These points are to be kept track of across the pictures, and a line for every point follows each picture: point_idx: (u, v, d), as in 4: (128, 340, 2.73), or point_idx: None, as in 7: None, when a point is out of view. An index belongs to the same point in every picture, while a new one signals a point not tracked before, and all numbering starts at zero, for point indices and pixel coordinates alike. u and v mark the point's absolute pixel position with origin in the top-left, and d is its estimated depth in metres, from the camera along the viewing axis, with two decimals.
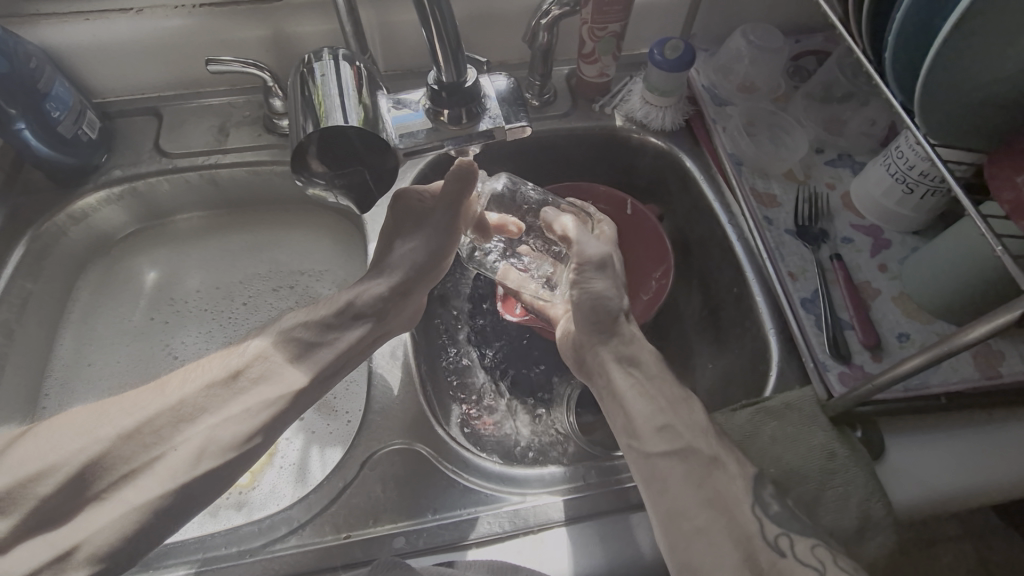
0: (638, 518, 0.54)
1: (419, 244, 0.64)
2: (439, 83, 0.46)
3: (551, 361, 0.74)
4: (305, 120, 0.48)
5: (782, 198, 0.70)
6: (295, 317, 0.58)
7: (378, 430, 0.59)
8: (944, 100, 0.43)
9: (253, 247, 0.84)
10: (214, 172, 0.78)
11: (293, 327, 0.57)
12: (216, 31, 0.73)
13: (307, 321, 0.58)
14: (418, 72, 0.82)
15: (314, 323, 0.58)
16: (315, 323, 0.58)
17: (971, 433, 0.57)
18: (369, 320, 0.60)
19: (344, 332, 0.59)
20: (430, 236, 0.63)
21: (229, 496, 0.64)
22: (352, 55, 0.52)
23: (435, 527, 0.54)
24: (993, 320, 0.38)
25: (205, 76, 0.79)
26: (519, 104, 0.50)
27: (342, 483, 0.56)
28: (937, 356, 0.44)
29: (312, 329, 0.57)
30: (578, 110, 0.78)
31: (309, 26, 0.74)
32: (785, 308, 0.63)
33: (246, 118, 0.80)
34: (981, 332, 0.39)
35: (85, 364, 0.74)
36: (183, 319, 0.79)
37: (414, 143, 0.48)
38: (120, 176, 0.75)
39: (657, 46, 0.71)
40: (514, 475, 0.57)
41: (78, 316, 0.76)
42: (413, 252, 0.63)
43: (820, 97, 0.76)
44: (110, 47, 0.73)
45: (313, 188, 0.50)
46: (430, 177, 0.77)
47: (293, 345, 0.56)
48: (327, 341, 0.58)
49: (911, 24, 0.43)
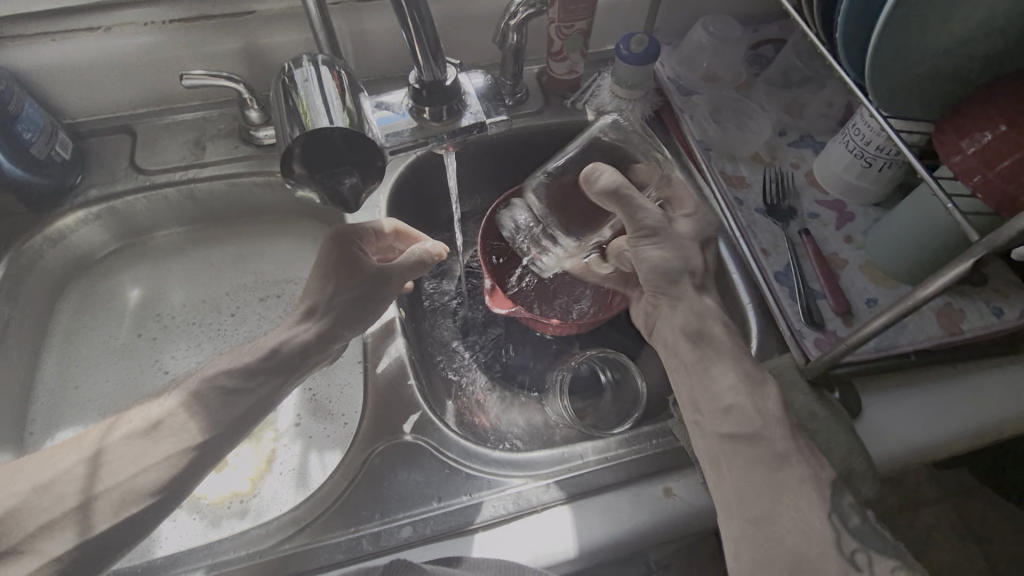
0: (639, 491, 0.56)
1: (353, 295, 0.58)
2: (419, 83, 0.49)
3: (563, 309, 0.76)
4: (290, 127, 0.48)
5: (750, 179, 0.74)
6: (217, 365, 0.55)
7: (377, 428, 0.60)
8: (894, 77, 0.45)
9: (236, 259, 0.84)
10: (193, 186, 0.78)
11: (214, 375, 0.53)
12: (188, 45, 0.74)
13: (230, 369, 0.54)
14: (392, 78, 0.84)
15: (236, 371, 0.54)
16: (237, 370, 0.54)
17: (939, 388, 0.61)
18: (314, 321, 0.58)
19: (271, 378, 0.55)
20: (365, 293, 0.59)
21: (231, 505, 0.64)
22: (331, 60, 0.53)
23: (442, 514, 0.55)
24: (949, 273, 0.41)
25: (177, 92, 0.79)
26: (498, 99, 0.53)
27: (345, 481, 0.56)
28: (900, 313, 0.46)
29: (235, 377, 0.54)
30: (550, 107, 0.81)
31: (281, 36, 0.75)
32: (760, 282, 0.66)
33: (222, 132, 0.80)
34: (952, 276, 0.40)
35: (76, 387, 0.73)
36: (170, 337, 0.78)
37: (400, 142, 0.50)
38: (98, 195, 0.75)
39: (623, 42, 0.74)
40: (512, 459, 0.58)
41: (62, 339, 0.75)
42: (345, 303, 0.58)
43: (779, 83, 0.80)
44: (80, 67, 0.73)
45: (302, 192, 0.49)
46: (411, 180, 0.77)
47: (214, 396, 0.53)
48: (251, 388, 0.54)
49: (859, 4, 0.46)
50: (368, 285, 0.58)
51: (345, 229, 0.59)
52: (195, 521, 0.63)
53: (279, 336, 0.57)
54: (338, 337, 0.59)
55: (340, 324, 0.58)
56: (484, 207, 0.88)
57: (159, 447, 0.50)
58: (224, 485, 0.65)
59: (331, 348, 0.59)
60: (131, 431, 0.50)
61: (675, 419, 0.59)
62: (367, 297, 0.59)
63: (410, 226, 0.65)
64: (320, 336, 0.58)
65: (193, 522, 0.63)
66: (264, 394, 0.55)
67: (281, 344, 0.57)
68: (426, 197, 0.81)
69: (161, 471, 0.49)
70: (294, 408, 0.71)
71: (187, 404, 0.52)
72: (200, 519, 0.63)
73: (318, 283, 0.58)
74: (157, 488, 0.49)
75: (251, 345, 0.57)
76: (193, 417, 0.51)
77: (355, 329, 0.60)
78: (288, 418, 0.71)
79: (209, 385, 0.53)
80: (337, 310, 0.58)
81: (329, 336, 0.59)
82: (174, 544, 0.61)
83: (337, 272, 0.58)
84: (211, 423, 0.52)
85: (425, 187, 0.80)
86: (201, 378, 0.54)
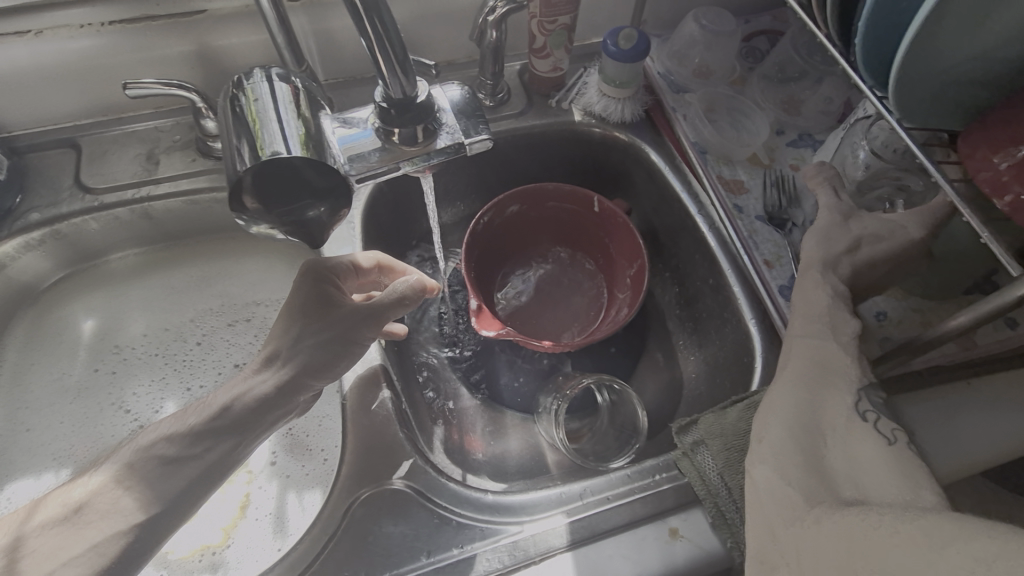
0: (644, 533, 0.52)
1: (324, 338, 0.53)
2: (387, 101, 0.43)
3: (563, 323, 0.74)
4: (240, 142, 0.42)
5: (749, 184, 0.70)
6: (158, 430, 0.48)
7: (356, 474, 0.55)
8: (920, 85, 0.41)
9: (200, 281, 0.78)
10: (148, 206, 0.71)
11: (150, 443, 0.47)
12: (132, 49, 0.66)
13: (172, 433, 0.48)
14: (363, 79, 0.77)
15: (177, 437, 0.48)
16: (180, 436, 0.48)
17: (996, 387, 0.50)
18: (287, 368, 0.52)
19: (220, 441, 0.49)
20: (338, 334, 0.53)
21: (201, 558, 0.59)
22: (287, 72, 0.47)
23: (431, 571, 0.50)
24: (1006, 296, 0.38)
25: (125, 101, 0.72)
26: (478, 115, 0.47)
27: (324, 536, 0.52)
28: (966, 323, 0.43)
29: (176, 444, 0.48)
30: (534, 107, 0.75)
31: (237, 38, 0.68)
32: (764, 297, 0.62)
33: (177, 143, 0.73)
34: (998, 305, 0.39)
35: (25, 431, 0.66)
36: (129, 371, 0.72)
37: (366, 166, 0.44)
38: (39, 219, 0.68)
39: (610, 36, 0.68)
40: (506, 503, 0.54)
41: (8, 379, 0.69)
42: (322, 347, 0.53)
43: (776, 77, 0.75)
44: (10, 77, 0.65)
45: (257, 227, 0.44)
46: (386, 193, 0.72)
47: (150, 467, 0.46)
48: (194, 456, 0.48)
49: (882, 5, 0.41)
50: (347, 326, 0.53)
51: (321, 265, 0.56)
52: None
53: (231, 391, 0.51)
54: (302, 387, 0.52)
55: (300, 375, 0.52)
56: (467, 214, 0.82)
57: (83, 534, 0.43)
58: (194, 538, 0.60)
59: (295, 400, 0.53)
60: (46, 520, 0.43)
61: (681, 451, 0.55)
62: (344, 340, 0.53)
63: (394, 259, 0.62)
64: (300, 380, 0.52)
65: None
66: (215, 457, 0.49)
67: (234, 400, 0.50)
68: (403, 210, 0.75)
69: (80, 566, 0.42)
70: (269, 446, 0.66)
71: (121, 476, 0.46)
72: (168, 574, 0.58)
73: (288, 325, 0.53)
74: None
75: (199, 402, 0.51)
76: (126, 490, 0.45)
77: (328, 374, 0.54)
78: (263, 458, 0.66)
79: (147, 454, 0.47)
80: (303, 356, 0.52)
81: (301, 382, 0.52)
82: None
83: (307, 314, 0.53)
84: (151, 496, 0.46)
85: (402, 199, 0.74)
86: (135, 446, 0.47)
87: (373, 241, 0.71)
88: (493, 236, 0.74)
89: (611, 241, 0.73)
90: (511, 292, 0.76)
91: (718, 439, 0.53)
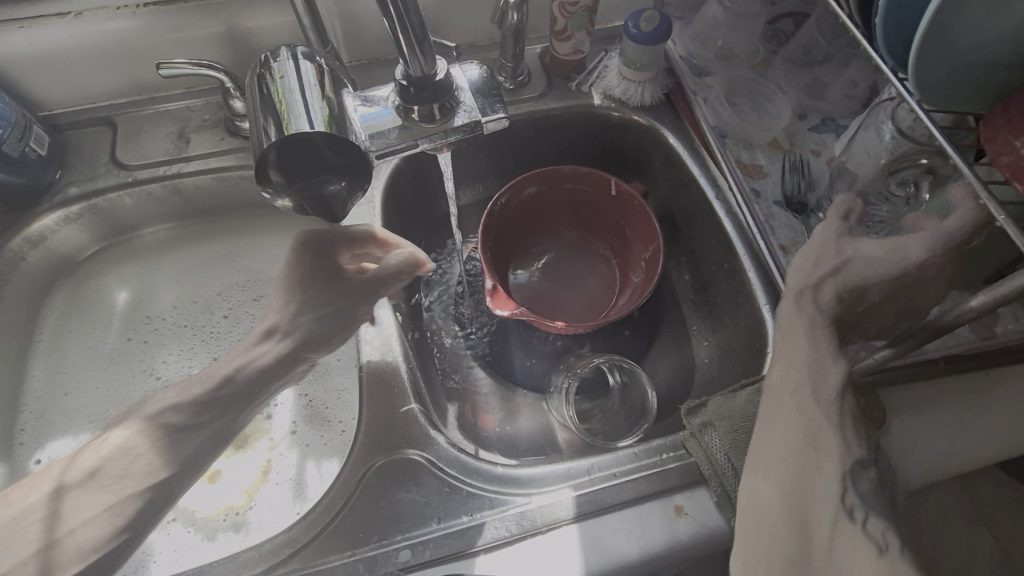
0: (649, 510, 0.53)
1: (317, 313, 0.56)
2: (407, 78, 0.44)
3: (577, 305, 0.75)
4: (266, 120, 0.44)
5: (767, 168, 0.70)
6: (162, 400, 0.51)
7: (371, 442, 0.57)
8: (944, 67, 0.41)
9: (227, 256, 0.81)
10: (178, 182, 0.74)
11: (160, 412, 0.50)
12: (165, 29, 0.68)
13: (178, 403, 0.51)
14: (385, 60, 0.78)
15: (184, 406, 0.50)
16: (185, 405, 0.50)
17: None
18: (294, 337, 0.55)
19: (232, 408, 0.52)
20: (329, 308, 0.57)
21: (225, 518, 0.62)
22: (312, 51, 0.49)
23: (442, 536, 0.52)
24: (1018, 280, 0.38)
25: (158, 81, 0.75)
26: (495, 95, 0.48)
27: (341, 499, 0.54)
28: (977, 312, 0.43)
29: (183, 412, 0.50)
30: (554, 90, 0.75)
31: (265, 19, 0.70)
32: (779, 280, 0.62)
33: (206, 123, 0.76)
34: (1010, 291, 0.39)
35: (63, 394, 0.70)
36: (159, 340, 0.75)
37: (386, 144, 0.46)
38: (77, 194, 0.71)
39: (632, 18, 0.68)
40: (515, 475, 0.55)
41: (48, 344, 0.72)
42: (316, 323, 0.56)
43: (800, 61, 0.74)
44: (52, 57, 0.68)
45: (281, 201, 0.45)
46: (406, 173, 0.73)
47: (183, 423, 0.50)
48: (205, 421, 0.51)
49: None
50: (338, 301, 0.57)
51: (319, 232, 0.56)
52: (190, 534, 0.61)
53: (234, 361, 0.54)
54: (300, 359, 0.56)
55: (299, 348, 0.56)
56: (485, 196, 0.83)
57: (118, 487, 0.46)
58: (218, 499, 0.63)
59: (292, 371, 0.57)
60: (93, 467, 0.47)
61: (689, 432, 0.56)
62: (342, 315, 0.58)
63: (389, 232, 0.59)
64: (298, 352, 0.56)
65: (188, 535, 0.61)
66: (220, 426, 0.51)
67: (240, 369, 0.53)
68: (422, 189, 0.77)
69: (116, 515, 0.45)
70: (290, 416, 0.69)
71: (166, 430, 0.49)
72: (196, 532, 0.61)
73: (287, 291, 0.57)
74: (115, 532, 0.45)
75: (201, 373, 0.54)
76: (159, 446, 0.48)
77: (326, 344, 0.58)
78: (284, 427, 0.68)
79: (157, 421, 0.50)
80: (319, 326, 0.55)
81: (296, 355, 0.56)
82: (168, 560, 0.60)
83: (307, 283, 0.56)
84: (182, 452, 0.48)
85: (422, 179, 0.76)
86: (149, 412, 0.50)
87: (394, 220, 0.73)
88: (510, 217, 0.75)
89: (628, 224, 0.74)
90: (528, 273, 0.77)
91: (727, 421, 0.54)
